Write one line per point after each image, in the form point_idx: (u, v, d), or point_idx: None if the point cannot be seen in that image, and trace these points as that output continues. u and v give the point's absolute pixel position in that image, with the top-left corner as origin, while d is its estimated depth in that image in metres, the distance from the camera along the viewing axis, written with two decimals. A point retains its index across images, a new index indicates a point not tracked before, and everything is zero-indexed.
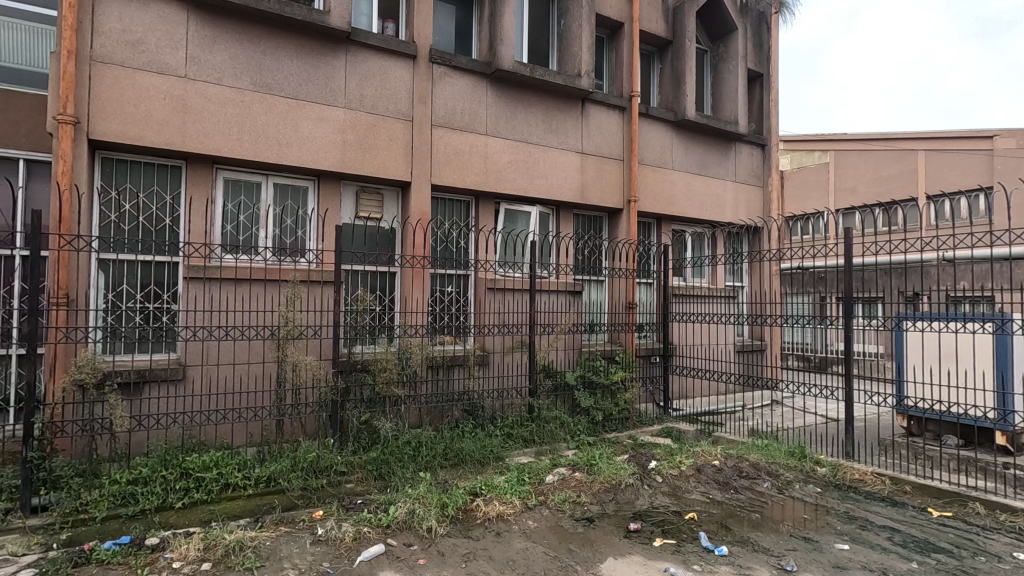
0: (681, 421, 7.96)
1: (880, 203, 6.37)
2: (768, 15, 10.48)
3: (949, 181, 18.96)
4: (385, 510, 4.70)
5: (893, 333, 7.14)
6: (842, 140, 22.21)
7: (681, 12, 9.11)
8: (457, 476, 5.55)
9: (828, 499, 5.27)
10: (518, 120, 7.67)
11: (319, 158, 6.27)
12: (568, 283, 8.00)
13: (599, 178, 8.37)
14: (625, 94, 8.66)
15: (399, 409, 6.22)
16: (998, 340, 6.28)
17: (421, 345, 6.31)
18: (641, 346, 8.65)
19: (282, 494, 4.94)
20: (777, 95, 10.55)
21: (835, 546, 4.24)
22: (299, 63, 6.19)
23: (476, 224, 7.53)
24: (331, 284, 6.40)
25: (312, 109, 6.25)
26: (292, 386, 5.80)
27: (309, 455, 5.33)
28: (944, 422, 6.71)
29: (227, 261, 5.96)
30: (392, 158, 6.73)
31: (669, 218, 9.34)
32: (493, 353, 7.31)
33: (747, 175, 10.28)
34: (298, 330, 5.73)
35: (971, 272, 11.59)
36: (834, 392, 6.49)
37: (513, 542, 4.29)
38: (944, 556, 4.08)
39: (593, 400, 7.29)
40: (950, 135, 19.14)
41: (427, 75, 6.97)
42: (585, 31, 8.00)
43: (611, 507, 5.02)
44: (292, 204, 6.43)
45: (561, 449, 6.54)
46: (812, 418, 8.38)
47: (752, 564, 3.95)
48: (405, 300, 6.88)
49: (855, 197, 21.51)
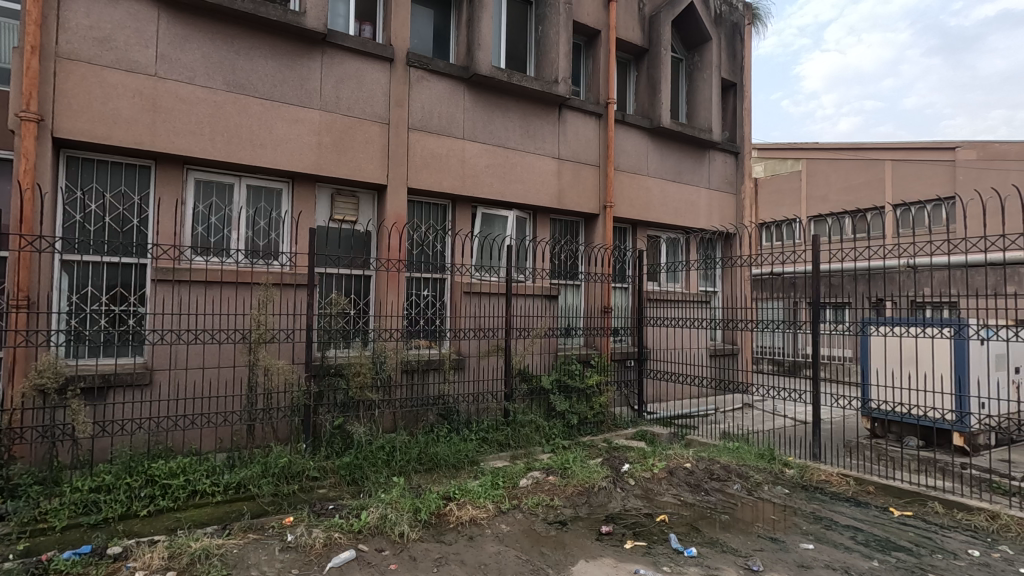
0: (656, 425, 8.05)
1: (847, 210, 6.55)
2: (741, 25, 10.72)
3: (913, 190, 19.56)
4: (357, 515, 4.66)
5: (858, 337, 7.37)
6: (812, 148, 22.60)
7: (657, 21, 9.27)
8: (430, 480, 5.55)
9: (795, 499, 5.40)
10: (495, 125, 7.71)
11: (294, 160, 6.21)
12: (544, 287, 8.04)
13: (576, 184, 8.46)
14: (602, 101, 8.76)
15: (373, 414, 6.19)
16: (956, 344, 6.54)
17: (395, 349, 6.29)
18: (617, 350, 8.74)
19: (252, 501, 4.87)
20: (750, 105, 10.79)
21: (800, 546, 4.34)
22: (274, 64, 6.13)
23: (453, 228, 7.53)
24: (305, 287, 6.32)
25: (287, 110, 6.19)
26: (263, 390, 5.70)
27: (281, 460, 5.24)
28: (906, 424, 6.95)
29: (197, 263, 5.85)
30: (368, 161, 6.70)
31: (644, 223, 9.44)
32: (469, 357, 7.27)
33: (721, 183, 10.49)
34: (270, 334, 5.67)
35: (933, 279, 11.96)
36: (802, 395, 6.64)
37: (485, 546, 4.30)
38: (904, 555, 4.20)
39: (568, 404, 7.36)
40: (913, 146, 19.76)
41: (404, 78, 6.97)
42: (562, 38, 8.09)
43: (585, 510, 5.07)
44: (265, 206, 6.36)
45: (536, 452, 6.56)
46: (782, 421, 8.58)
47: (720, 564, 4.03)
48: (379, 303, 6.81)
49: (825, 205, 21.98)
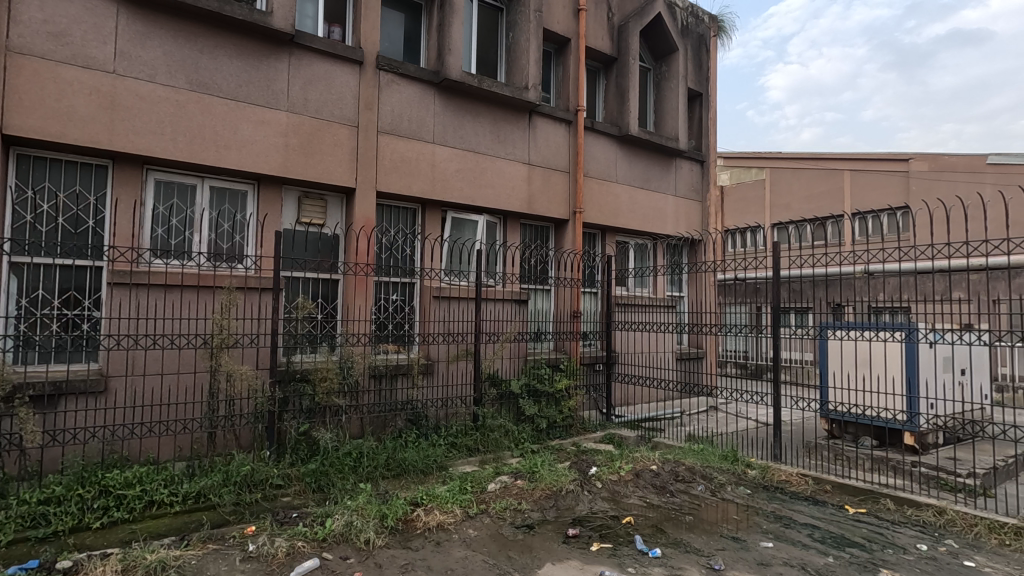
0: (623, 428, 8.18)
1: (807, 219, 6.77)
2: (707, 37, 11.00)
3: (869, 200, 20.33)
4: (322, 523, 4.58)
5: (817, 341, 7.62)
6: (774, 158, 23.25)
7: (625, 30, 9.44)
8: (398, 486, 5.51)
9: (757, 500, 5.54)
10: (465, 130, 7.72)
11: (259, 162, 6.10)
12: (514, 292, 8.06)
13: (546, 189, 8.54)
14: (571, 108, 8.88)
15: (339, 420, 6.14)
16: (907, 348, 6.81)
17: (363, 354, 6.24)
18: (586, 354, 8.83)
19: (213, 511, 4.75)
20: (715, 115, 11.08)
21: (760, 545, 4.46)
22: (239, 64, 6.02)
23: (423, 232, 7.51)
24: (270, 291, 6.20)
25: (252, 111, 6.08)
26: (225, 397, 5.56)
27: (243, 468, 5.11)
28: (862, 425, 7.21)
29: (157, 265, 5.69)
30: (337, 164, 6.63)
31: (613, 229, 9.58)
32: (438, 362, 7.24)
33: (687, 190, 10.72)
34: (233, 339, 5.55)
35: (887, 285, 12.45)
36: (764, 397, 6.81)
37: (452, 551, 4.28)
38: (857, 551, 4.36)
39: (537, 408, 7.40)
40: (869, 157, 20.52)
41: (373, 81, 6.93)
42: (533, 45, 8.17)
43: (552, 514, 5.10)
44: (230, 208, 6.23)
45: (505, 457, 6.59)
46: (745, 423, 8.81)
47: (683, 564, 4.11)
48: (347, 308, 6.72)
49: (789, 213, 22.64)
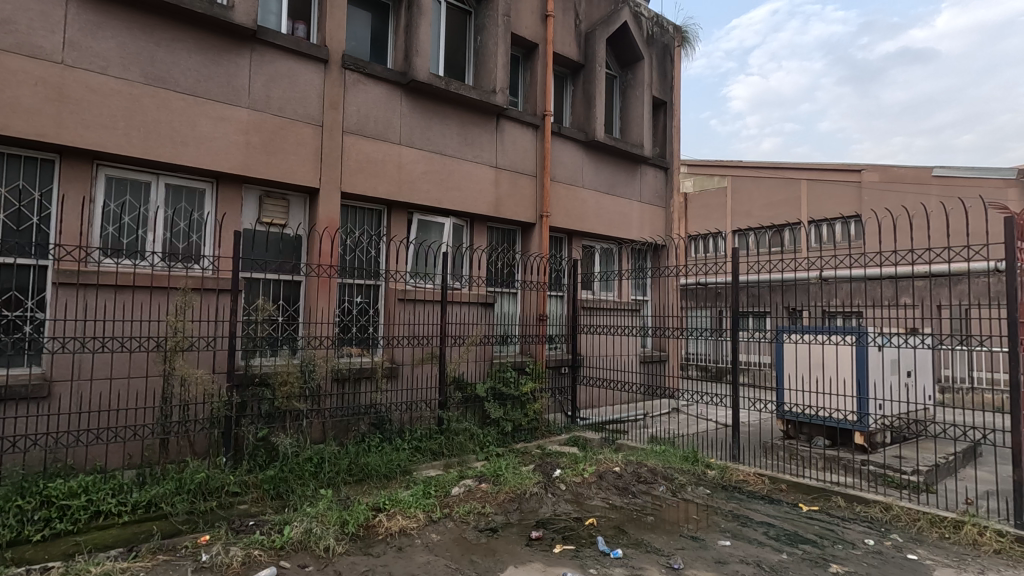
0: (588, 430, 8.26)
1: (768, 226, 6.96)
2: (671, 47, 11.26)
3: (825, 208, 21.10)
4: (280, 531, 4.47)
5: (773, 344, 7.86)
6: (736, 166, 23.92)
7: (592, 37, 9.57)
8: (360, 492, 5.43)
9: (716, 499, 5.67)
10: (433, 132, 7.68)
11: (219, 160, 5.93)
12: (480, 295, 8.05)
13: (513, 193, 8.57)
14: (539, 112, 8.95)
15: (300, 425, 5.99)
16: (857, 351, 7.11)
17: (325, 357, 6.13)
18: (551, 357, 8.87)
19: (165, 520, 4.58)
20: (678, 123, 11.33)
21: (718, 543, 4.57)
22: (198, 58, 5.84)
23: (389, 234, 7.42)
24: (228, 292, 6.03)
25: (212, 107, 5.90)
26: (180, 402, 5.38)
27: (197, 476, 4.94)
28: (816, 426, 7.48)
29: (107, 265, 5.46)
30: (300, 163, 6.50)
31: (580, 234, 9.67)
32: (403, 365, 7.15)
33: (652, 196, 10.93)
34: (188, 342, 5.37)
35: (840, 290, 12.93)
36: (724, 399, 6.96)
37: (414, 557, 4.24)
38: (809, 547, 4.51)
39: (502, 411, 7.41)
40: (825, 167, 21.29)
41: (339, 80, 6.83)
42: (501, 49, 8.20)
43: (515, 516, 5.12)
44: (186, 207, 6.03)
45: (470, 460, 6.58)
46: (706, 425, 9.01)
47: (643, 564, 4.17)
48: (310, 310, 6.59)
49: (749, 220, 23.31)
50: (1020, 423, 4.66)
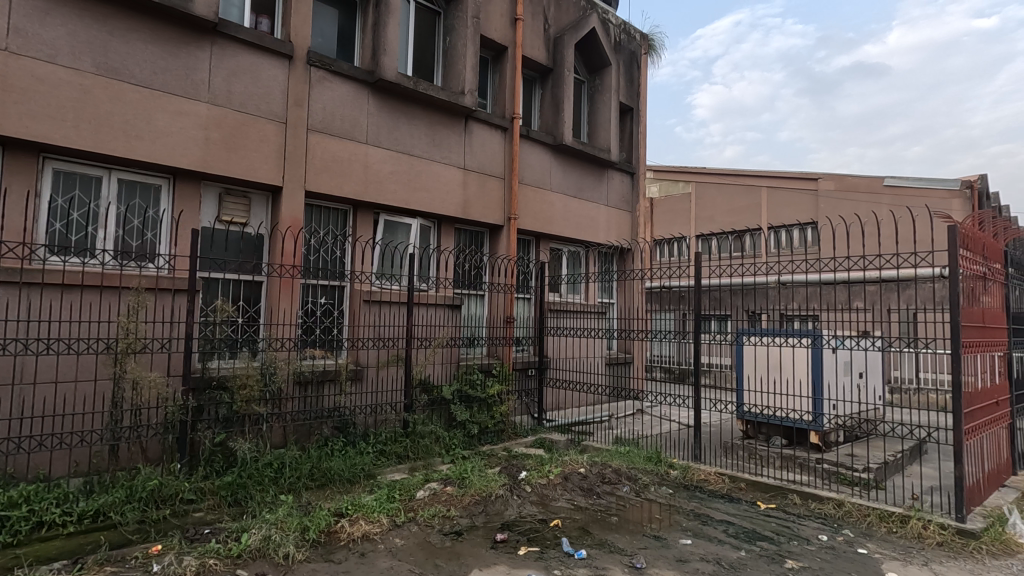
0: (554, 432, 8.30)
1: (732, 230, 7.16)
2: (638, 54, 11.45)
3: (784, 215, 21.78)
4: (237, 539, 4.33)
5: (734, 347, 8.06)
6: (700, 173, 24.47)
7: (561, 42, 9.66)
8: (322, 497, 5.31)
9: (678, 499, 5.77)
10: (400, 132, 7.61)
11: (176, 155, 5.73)
12: (447, 296, 7.99)
13: (481, 195, 8.56)
14: (507, 115, 8.96)
15: (260, 429, 5.85)
16: (813, 352, 7.36)
17: (287, 360, 5.99)
18: (518, 359, 8.88)
19: (113, 531, 4.39)
20: (645, 129, 11.53)
21: (679, 542, 4.65)
22: (155, 50, 5.64)
23: (354, 234, 7.31)
24: (185, 292, 5.83)
25: (169, 100, 5.70)
26: (131, 406, 5.17)
27: (149, 483, 4.75)
28: (774, 426, 7.70)
29: (53, 263, 5.21)
30: (262, 161, 6.34)
31: (547, 236, 9.72)
32: (368, 368, 7.02)
33: (618, 201, 11.09)
34: (140, 344, 5.17)
35: (798, 295, 13.34)
36: (687, 400, 7.09)
37: (377, 562, 4.18)
38: (767, 544, 4.64)
39: (469, 414, 7.38)
40: (784, 176, 21.98)
41: (304, 77, 6.69)
42: (470, 51, 8.18)
43: (481, 519, 5.09)
44: (140, 203, 5.81)
45: (436, 463, 6.53)
46: (669, 425, 9.17)
47: (607, 564, 4.21)
48: (271, 311, 6.42)
49: (712, 225, 23.87)
50: (961, 421, 4.90)
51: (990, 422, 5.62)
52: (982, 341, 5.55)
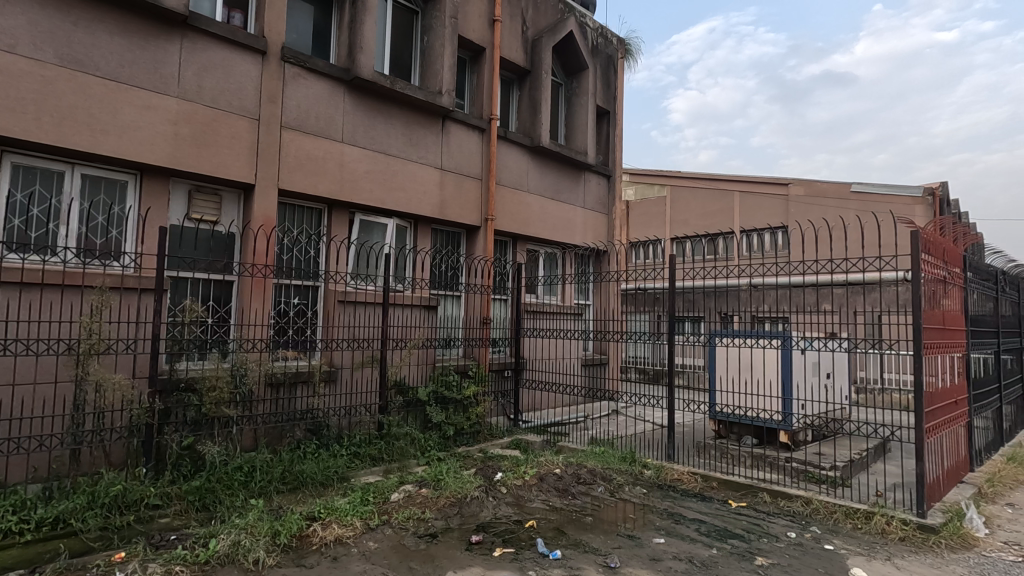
0: (530, 433, 8.32)
1: None
2: (615, 58, 11.57)
3: (755, 219, 22.25)
4: (205, 545, 4.23)
5: (707, 348, 8.19)
6: (675, 176, 24.84)
7: (539, 44, 9.69)
8: (294, 500, 5.22)
9: (652, 498, 5.84)
10: (376, 131, 7.54)
11: (143, 151, 5.57)
12: (423, 297, 7.94)
13: (458, 195, 8.53)
14: (485, 116, 8.96)
15: (229, 432, 5.72)
16: (782, 353, 7.51)
17: (259, 361, 5.87)
18: (495, 360, 8.87)
19: (74, 538, 4.24)
20: (621, 133, 11.65)
21: (653, 541, 4.70)
22: (122, 42, 5.48)
23: (329, 234, 7.21)
24: (151, 292, 5.67)
25: (137, 94, 5.54)
26: (94, 409, 5.01)
27: (112, 488, 4.60)
28: (745, 425, 7.85)
29: (11, 261, 5.01)
30: (234, 158, 6.21)
31: (524, 238, 9.74)
32: (342, 369, 6.93)
33: (595, 203, 11.17)
34: (104, 345, 5.02)
35: (770, 297, 13.64)
36: (661, 401, 7.18)
37: (350, 566, 4.12)
38: (738, 542, 4.72)
39: (444, 415, 7.35)
40: (756, 181, 22.46)
41: (277, 73, 6.58)
42: (447, 51, 8.15)
43: (456, 521, 5.07)
44: (106, 200, 5.63)
45: (411, 465, 6.48)
46: (643, 426, 9.28)
47: (581, 564, 4.23)
48: (242, 311, 6.29)
49: (686, 228, 24.24)
50: (923, 420, 5.06)
51: (949, 421, 5.83)
52: (942, 342, 5.75)
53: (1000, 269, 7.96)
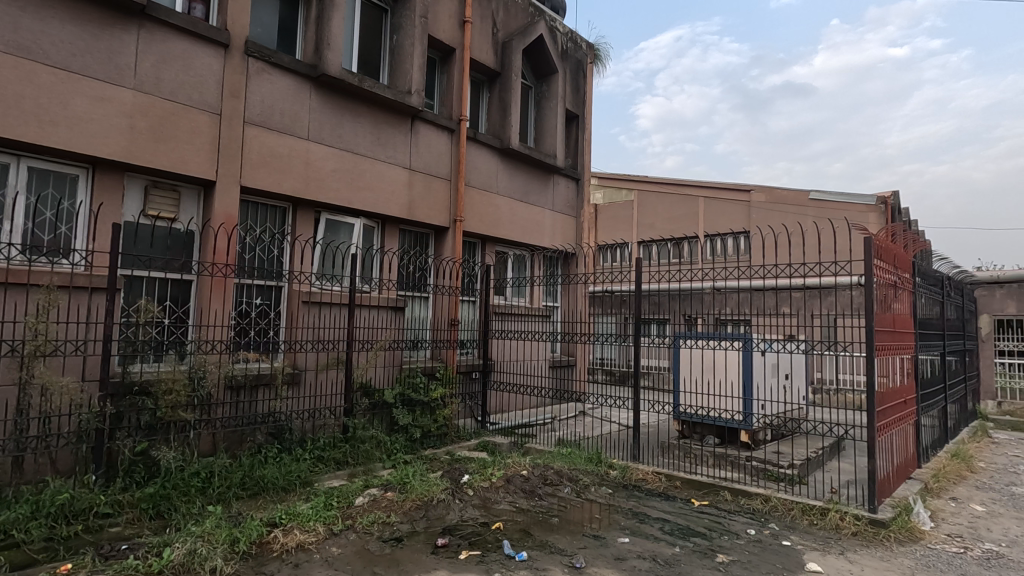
0: (497, 435, 8.31)
1: (672, 238, 7.39)
2: (584, 63, 11.69)
3: (719, 224, 22.81)
4: (158, 554, 4.07)
5: (672, 349, 8.34)
6: (642, 181, 25.26)
7: (509, 47, 9.71)
8: (253, 507, 5.08)
9: (617, 498, 5.92)
10: (343, 130, 7.42)
11: (96, 144, 5.35)
12: (390, 298, 7.84)
13: (426, 196, 8.47)
14: (454, 117, 8.92)
15: (186, 436, 5.52)
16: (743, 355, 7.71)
17: (218, 363, 5.70)
18: (462, 362, 8.83)
19: (15, 550, 4.02)
20: (590, 137, 11.78)
21: (618, 540, 4.76)
22: (74, 30, 5.25)
23: (293, 233, 7.06)
24: (103, 291, 5.44)
25: (89, 85, 5.31)
26: (38, 415, 4.76)
27: (58, 497, 4.39)
28: (708, 425, 8.03)
29: None
30: (194, 153, 6.01)
31: (493, 239, 9.74)
32: (306, 371, 6.78)
33: (564, 206, 11.26)
34: (51, 346, 4.78)
35: (732, 300, 14.00)
36: (626, 402, 7.28)
37: (311, 572, 4.03)
38: (700, 540, 4.82)
39: (411, 418, 7.28)
40: (719, 187, 23.04)
41: (240, 68, 6.40)
42: (417, 50, 8.09)
43: (422, 524, 5.02)
44: (54, 194, 5.38)
45: (376, 468, 6.40)
46: (609, 426, 9.39)
47: (547, 565, 4.25)
48: (201, 311, 6.10)
49: (653, 232, 24.66)
50: (874, 419, 5.26)
51: (899, 419, 6.09)
52: (893, 344, 5.99)
53: (945, 275, 8.39)
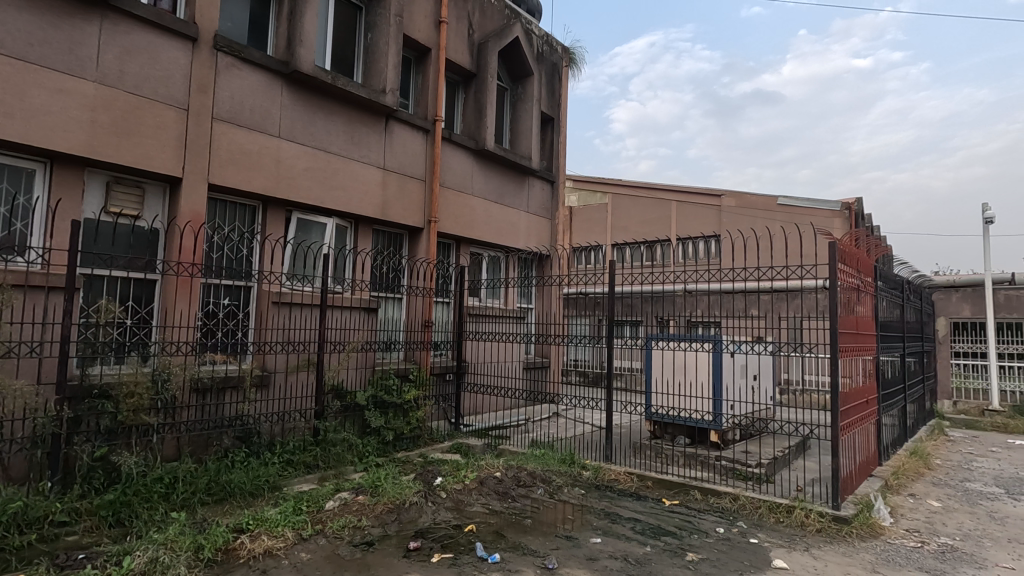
0: (470, 437, 8.27)
1: (645, 241, 7.46)
2: (559, 66, 11.76)
3: (691, 228, 23.20)
4: (118, 563, 3.93)
5: (644, 351, 8.44)
6: (616, 185, 25.53)
7: (485, 48, 9.71)
8: (219, 512, 4.95)
9: (589, 499, 5.96)
10: (316, 128, 7.30)
11: (55, 138, 5.15)
12: (363, 299, 7.75)
13: (401, 196, 8.40)
14: (429, 117, 8.87)
15: (149, 441, 5.35)
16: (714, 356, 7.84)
17: (184, 365, 5.55)
18: (436, 364, 8.77)
19: None
20: (565, 140, 11.85)
21: (590, 541, 4.79)
22: (32, 19, 5.05)
23: (262, 233, 6.91)
24: (61, 290, 5.24)
25: (48, 76, 5.12)
26: None
27: (10, 506, 4.20)
28: (679, 426, 8.15)
29: None
30: (159, 149, 5.84)
31: (467, 240, 9.71)
32: (276, 373, 6.65)
33: (539, 208, 11.29)
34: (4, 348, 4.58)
35: (703, 302, 14.25)
36: (599, 403, 7.33)
37: None
38: (670, 538, 4.89)
39: (383, 420, 7.20)
40: (691, 191, 23.45)
41: (209, 62, 6.25)
42: (392, 49, 8.03)
43: (393, 528, 4.97)
44: (9, 189, 5.16)
45: (347, 472, 6.31)
46: (582, 428, 9.44)
47: (520, 566, 4.25)
48: (165, 312, 5.93)
49: (626, 235, 24.93)
50: (838, 419, 5.41)
51: (861, 419, 6.28)
52: (856, 345, 6.18)
53: (904, 279, 8.69)
